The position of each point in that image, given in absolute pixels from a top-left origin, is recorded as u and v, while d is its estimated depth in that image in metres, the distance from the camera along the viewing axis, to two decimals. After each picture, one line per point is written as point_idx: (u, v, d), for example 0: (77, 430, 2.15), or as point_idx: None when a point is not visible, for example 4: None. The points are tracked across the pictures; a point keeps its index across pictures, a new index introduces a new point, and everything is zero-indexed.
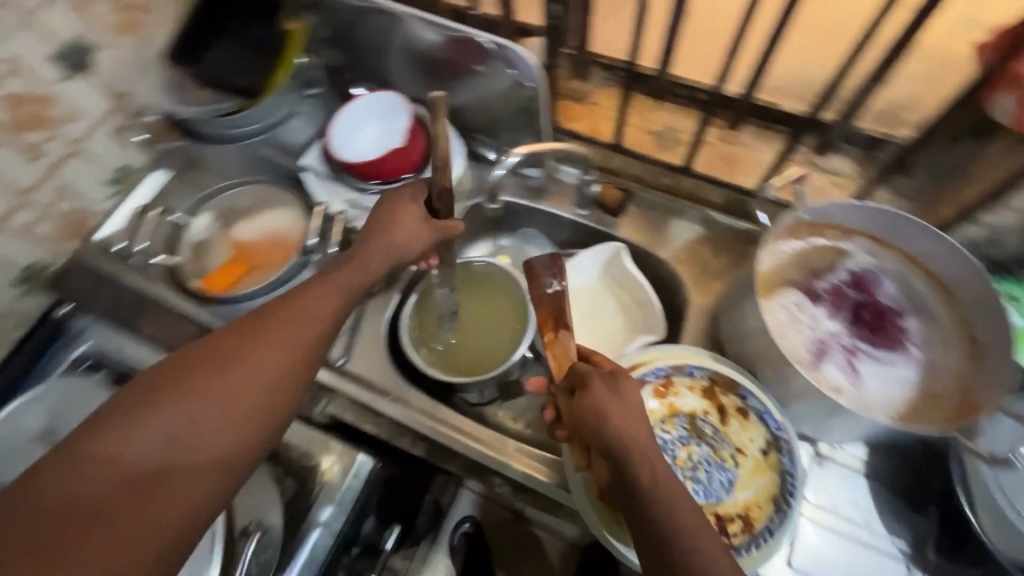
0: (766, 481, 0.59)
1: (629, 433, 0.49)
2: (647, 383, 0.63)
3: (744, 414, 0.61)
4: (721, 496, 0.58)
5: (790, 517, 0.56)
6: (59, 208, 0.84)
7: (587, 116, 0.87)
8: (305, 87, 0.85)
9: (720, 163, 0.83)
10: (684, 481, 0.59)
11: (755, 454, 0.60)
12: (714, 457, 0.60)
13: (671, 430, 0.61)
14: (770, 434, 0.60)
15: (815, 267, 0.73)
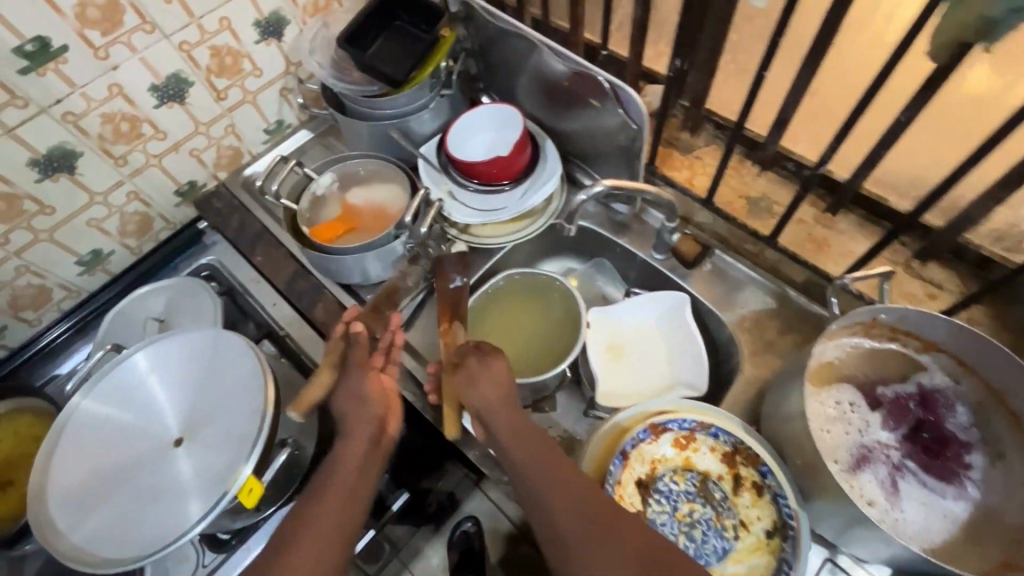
0: (763, 563, 0.59)
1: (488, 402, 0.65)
2: (669, 429, 0.63)
3: (758, 490, 0.60)
4: (710, 561, 0.59)
5: None
6: (224, 143, 1.01)
7: (687, 167, 0.89)
8: (441, 86, 0.93)
9: (808, 243, 0.82)
10: (677, 534, 0.60)
11: (759, 532, 0.59)
12: (715, 522, 0.61)
13: (679, 482, 0.62)
14: (780, 518, 0.59)
15: (881, 372, 0.71)
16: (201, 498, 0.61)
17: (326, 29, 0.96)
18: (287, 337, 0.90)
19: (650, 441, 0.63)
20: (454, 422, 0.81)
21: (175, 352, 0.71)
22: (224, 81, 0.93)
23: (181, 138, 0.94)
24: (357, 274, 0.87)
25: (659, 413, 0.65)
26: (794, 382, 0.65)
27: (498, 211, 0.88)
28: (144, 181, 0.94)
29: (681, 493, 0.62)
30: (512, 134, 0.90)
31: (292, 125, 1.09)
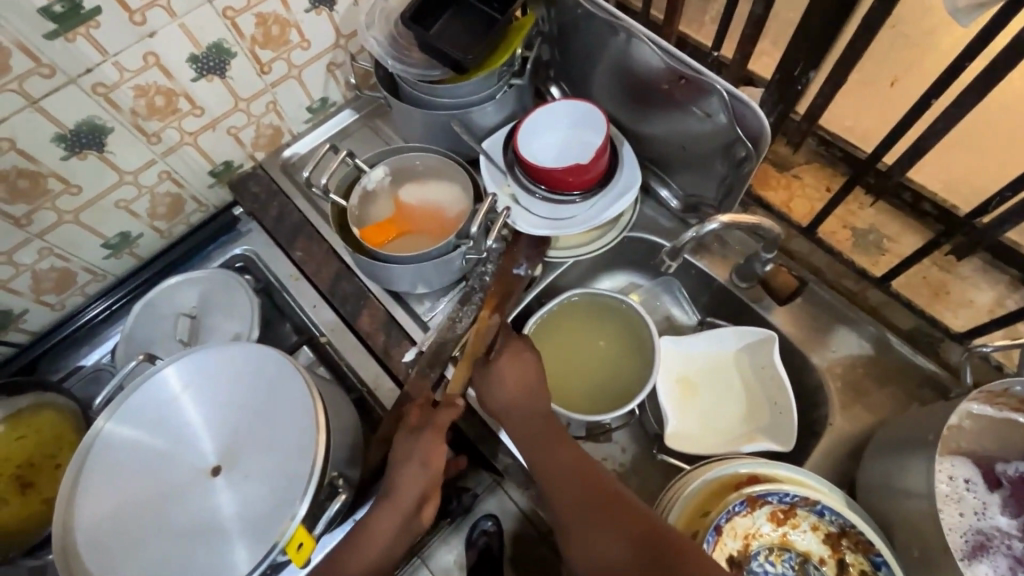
0: None
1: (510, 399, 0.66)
2: (766, 502, 0.56)
3: None
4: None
5: None
6: (265, 121, 0.91)
7: (784, 187, 0.80)
8: (511, 76, 0.83)
9: (920, 288, 0.73)
10: None
11: None
12: None
13: (776, 563, 0.56)
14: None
15: (1003, 447, 0.62)
16: (246, 543, 0.56)
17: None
18: (327, 344, 0.83)
19: (744, 514, 0.56)
20: (509, 455, 0.74)
21: (217, 368, 0.64)
22: (270, 53, 0.83)
23: (219, 114, 0.85)
24: (408, 283, 0.79)
25: (756, 483, 0.57)
26: (916, 460, 0.57)
27: (565, 223, 0.79)
28: (177, 160, 0.85)
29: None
30: (588, 137, 0.80)
31: (337, 104, 0.99)
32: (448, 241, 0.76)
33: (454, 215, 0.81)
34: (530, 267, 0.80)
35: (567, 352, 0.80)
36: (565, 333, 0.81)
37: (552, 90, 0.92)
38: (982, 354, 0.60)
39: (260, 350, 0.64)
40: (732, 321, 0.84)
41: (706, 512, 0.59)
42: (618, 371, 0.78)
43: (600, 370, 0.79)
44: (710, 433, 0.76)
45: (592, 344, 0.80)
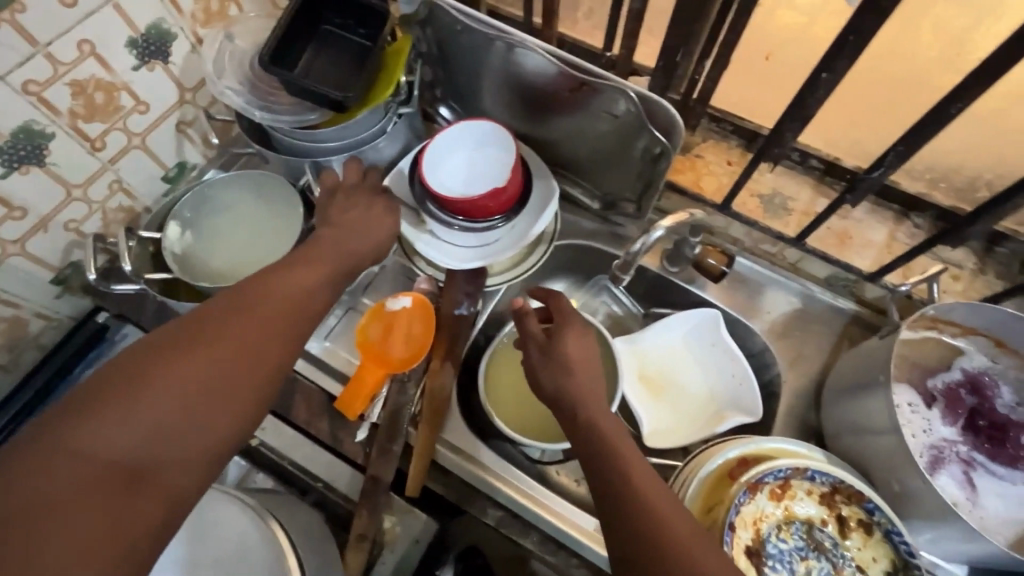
0: None
1: (582, 394, 0.55)
2: (765, 483, 0.57)
3: (868, 529, 0.56)
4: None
5: None
6: (112, 205, 0.76)
7: (691, 169, 0.81)
8: (398, 105, 0.75)
9: (831, 238, 0.78)
10: None
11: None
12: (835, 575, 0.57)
13: (787, 538, 0.57)
14: (898, 557, 0.55)
15: (927, 364, 0.70)
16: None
17: (231, 42, 0.74)
18: (261, 445, 0.72)
19: (747, 501, 0.57)
20: (500, 508, 0.68)
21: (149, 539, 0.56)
22: (99, 125, 0.69)
23: (49, 211, 0.69)
24: None
25: (751, 467, 0.58)
26: (875, 401, 0.61)
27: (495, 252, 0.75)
28: (4, 278, 0.68)
29: (792, 550, 0.58)
30: (493, 153, 0.75)
31: (198, 165, 0.85)
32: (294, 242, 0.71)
33: (279, 219, 0.75)
34: (472, 304, 0.75)
35: None
36: None
37: (443, 110, 0.88)
38: (902, 292, 0.69)
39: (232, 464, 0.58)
40: (673, 307, 0.86)
41: (712, 507, 0.59)
42: None
43: None
44: (684, 423, 0.77)
45: None
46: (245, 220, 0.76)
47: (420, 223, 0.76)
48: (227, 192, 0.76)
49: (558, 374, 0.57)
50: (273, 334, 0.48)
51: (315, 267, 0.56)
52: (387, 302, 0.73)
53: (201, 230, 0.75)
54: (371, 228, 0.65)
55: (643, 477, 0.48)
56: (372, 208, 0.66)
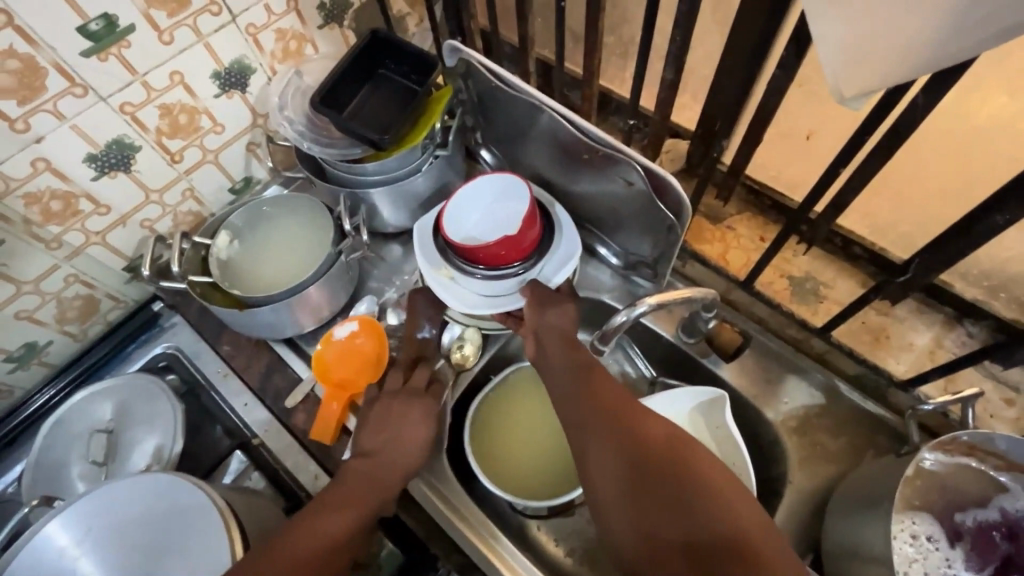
0: None
1: (578, 353, 0.68)
2: None
3: None
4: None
5: None
6: (183, 209, 0.87)
7: (720, 240, 0.80)
8: (435, 147, 0.80)
9: (866, 336, 0.74)
10: None
11: None
12: None
13: None
14: None
15: (960, 498, 0.61)
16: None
17: (300, 78, 0.84)
18: (262, 447, 0.76)
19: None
20: (464, 552, 0.69)
21: (120, 514, 0.60)
22: (180, 142, 0.80)
23: (129, 209, 0.80)
24: (279, 328, 0.78)
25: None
26: (874, 527, 0.55)
27: (511, 299, 0.73)
28: (85, 262, 0.79)
29: None
30: (513, 203, 0.73)
31: (262, 181, 0.95)
32: (328, 252, 0.77)
33: (315, 240, 0.82)
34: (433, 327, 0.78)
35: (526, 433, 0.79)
36: (525, 409, 0.80)
37: (484, 153, 0.92)
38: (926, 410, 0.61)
39: (177, 483, 0.60)
40: (686, 378, 0.82)
41: None
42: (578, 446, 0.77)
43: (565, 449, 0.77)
44: None
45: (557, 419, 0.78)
46: (287, 237, 0.83)
47: (439, 268, 0.75)
48: (274, 212, 0.83)
49: (535, 315, 0.72)
50: None
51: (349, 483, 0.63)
52: (333, 331, 0.77)
53: (247, 243, 0.82)
54: (409, 448, 0.66)
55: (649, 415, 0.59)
56: (410, 416, 0.68)
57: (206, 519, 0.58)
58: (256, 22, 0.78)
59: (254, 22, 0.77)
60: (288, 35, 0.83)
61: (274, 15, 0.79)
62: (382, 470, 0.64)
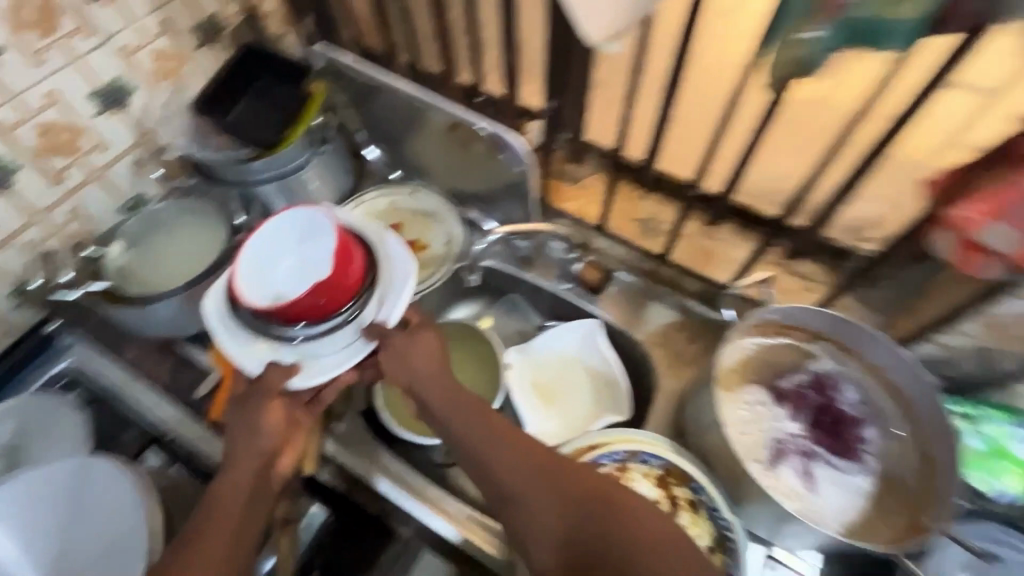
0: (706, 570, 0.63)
1: (466, 396, 0.61)
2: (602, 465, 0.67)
3: (694, 507, 0.66)
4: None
5: None
6: (71, 229, 0.88)
7: (578, 197, 0.92)
8: (320, 144, 0.89)
9: (699, 254, 0.87)
10: None
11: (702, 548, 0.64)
12: None
13: None
14: (717, 531, 0.65)
15: (780, 367, 0.75)
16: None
17: (180, 94, 0.89)
18: (176, 442, 0.78)
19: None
20: (383, 497, 0.74)
21: (26, 503, 0.58)
22: (61, 161, 0.82)
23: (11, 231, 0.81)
24: (178, 325, 0.80)
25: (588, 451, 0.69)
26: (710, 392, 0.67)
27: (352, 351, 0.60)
28: None
29: None
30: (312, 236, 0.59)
31: (154, 198, 0.98)
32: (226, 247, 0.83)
33: (207, 239, 0.86)
34: None
35: None
36: None
37: (369, 150, 1.01)
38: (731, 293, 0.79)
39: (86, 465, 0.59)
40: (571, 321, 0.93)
41: None
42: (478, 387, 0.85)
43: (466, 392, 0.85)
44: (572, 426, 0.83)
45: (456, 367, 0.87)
46: (178, 240, 0.86)
47: (254, 345, 0.59)
48: (165, 219, 0.87)
49: (399, 367, 0.61)
50: None
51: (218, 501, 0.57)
52: None
53: (140, 251, 0.85)
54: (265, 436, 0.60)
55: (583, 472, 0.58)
56: (264, 414, 0.59)
57: (120, 492, 0.59)
58: (129, 44, 0.83)
59: (127, 44, 0.83)
60: (163, 55, 0.88)
61: (148, 37, 0.85)
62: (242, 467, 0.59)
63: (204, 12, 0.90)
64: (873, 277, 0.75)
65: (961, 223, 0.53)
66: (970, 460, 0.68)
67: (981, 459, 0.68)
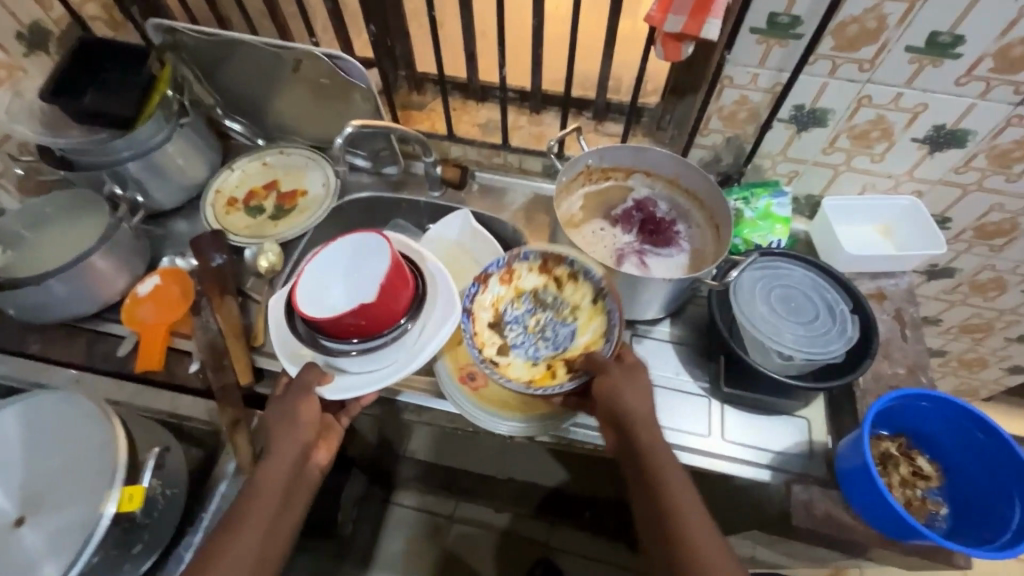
0: (597, 322, 0.78)
1: (642, 419, 0.67)
2: (493, 275, 0.81)
3: (573, 278, 0.80)
4: (566, 344, 0.78)
5: (609, 339, 0.74)
6: None
7: (427, 119, 1.08)
8: (178, 118, 0.96)
9: (531, 138, 1.05)
10: (536, 341, 0.79)
11: (586, 305, 0.79)
12: (556, 318, 0.80)
13: (518, 307, 0.81)
14: (595, 287, 0.79)
15: (610, 201, 0.97)
16: (57, 557, 0.57)
17: (21, 98, 0.92)
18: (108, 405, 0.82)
19: (482, 291, 0.80)
20: None
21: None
22: None
23: None
24: (76, 298, 0.84)
25: (481, 268, 0.81)
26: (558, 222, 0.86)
27: (398, 359, 0.70)
28: None
29: (525, 313, 0.81)
30: (366, 266, 0.71)
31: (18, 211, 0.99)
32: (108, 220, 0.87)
33: (88, 226, 0.91)
34: (223, 254, 0.89)
35: None
36: None
37: (231, 124, 1.09)
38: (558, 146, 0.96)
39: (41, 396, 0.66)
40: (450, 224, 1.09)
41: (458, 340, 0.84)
42: None
43: None
44: None
45: None
46: (57, 233, 0.91)
47: (300, 350, 0.74)
48: (38, 217, 0.91)
49: (625, 402, 0.68)
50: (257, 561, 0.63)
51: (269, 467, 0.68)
52: (137, 286, 0.89)
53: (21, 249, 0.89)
54: (303, 420, 0.70)
55: (681, 502, 0.63)
56: (301, 399, 0.70)
57: (67, 407, 0.64)
58: None
59: None
60: None
61: None
62: (283, 444, 0.69)
63: (24, 19, 0.92)
64: (661, 120, 0.98)
65: (652, 22, 0.67)
66: (751, 224, 0.92)
67: (758, 221, 0.92)
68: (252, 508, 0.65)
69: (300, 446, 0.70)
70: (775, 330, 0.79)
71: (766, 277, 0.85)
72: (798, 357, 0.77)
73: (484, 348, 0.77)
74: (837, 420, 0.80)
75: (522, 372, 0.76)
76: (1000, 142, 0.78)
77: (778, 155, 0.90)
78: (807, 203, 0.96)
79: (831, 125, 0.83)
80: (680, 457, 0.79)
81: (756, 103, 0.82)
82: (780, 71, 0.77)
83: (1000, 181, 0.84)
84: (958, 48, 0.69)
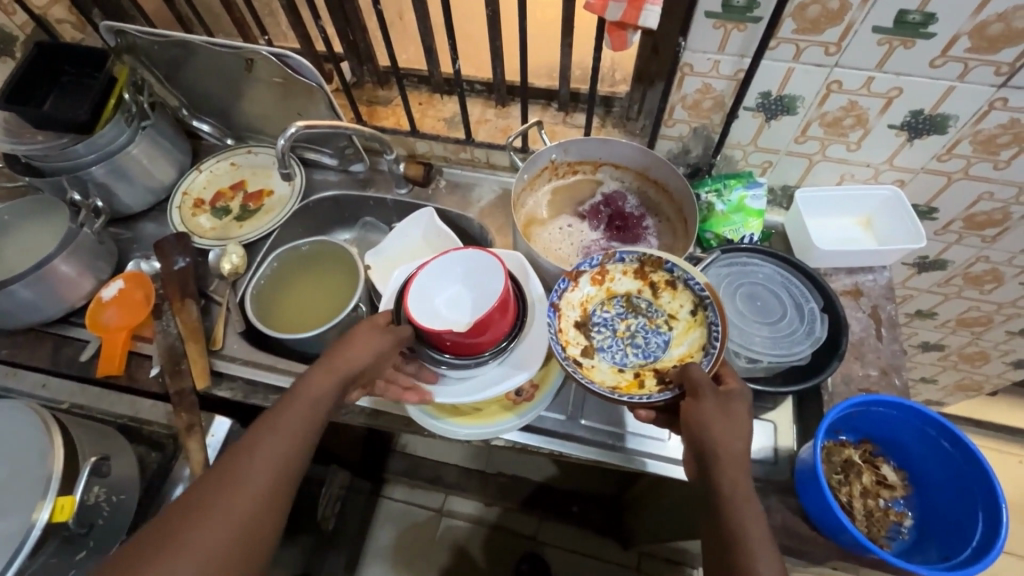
0: (697, 334, 0.70)
1: (724, 450, 0.56)
2: (584, 272, 0.75)
3: (672, 285, 0.73)
4: (658, 354, 0.71)
5: (710, 352, 0.66)
6: None
7: (392, 115, 1.05)
8: (140, 120, 0.94)
9: (497, 132, 1.02)
10: (625, 347, 0.73)
11: (685, 316, 0.72)
12: (649, 325, 0.73)
13: (609, 309, 0.75)
14: (697, 297, 0.71)
15: (577, 196, 0.94)
16: None
17: None
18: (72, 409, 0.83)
19: (572, 289, 0.74)
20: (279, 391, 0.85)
21: None
22: None
23: None
24: (41, 304, 0.85)
25: (573, 265, 0.75)
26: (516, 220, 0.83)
27: (476, 387, 0.73)
28: None
29: (615, 316, 0.75)
30: (485, 282, 0.75)
31: None
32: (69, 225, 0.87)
33: (53, 230, 0.92)
34: (186, 257, 0.89)
35: (292, 303, 0.92)
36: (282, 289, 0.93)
37: (200, 124, 1.08)
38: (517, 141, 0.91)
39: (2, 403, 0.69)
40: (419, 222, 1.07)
41: None
42: (338, 291, 0.93)
43: (326, 296, 0.92)
44: None
45: (314, 281, 0.94)
46: (25, 238, 0.92)
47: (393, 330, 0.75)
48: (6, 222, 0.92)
49: (711, 430, 0.57)
50: (280, 474, 0.55)
51: (320, 378, 0.61)
52: (102, 291, 0.89)
53: None
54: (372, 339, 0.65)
55: (743, 498, 0.54)
56: (374, 329, 0.67)
57: (18, 417, 0.66)
58: None
59: None
60: None
61: None
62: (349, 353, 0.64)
63: None
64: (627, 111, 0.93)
65: (592, 10, 0.63)
66: (722, 217, 0.87)
67: (729, 215, 0.87)
68: (292, 413, 0.58)
69: (367, 357, 0.64)
70: (740, 332, 0.76)
71: (733, 275, 0.81)
72: (762, 360, 0.74)
73: (566, 347, 0.72)
74: (807, 424, 0.76)
75: (607, 376, 0.70)
76: (984, 126, 0.72)
77: (749, 145, 0.85)
78: (783, 194, 0.91)
79: (802, 112, 0.78)
80: (638, 463, 0.77)
81: (720, 90, 0.78)
82: (741, 57, 0.73)
83: (987, 168, 0.78)
84: (930, 27, 0.64)
